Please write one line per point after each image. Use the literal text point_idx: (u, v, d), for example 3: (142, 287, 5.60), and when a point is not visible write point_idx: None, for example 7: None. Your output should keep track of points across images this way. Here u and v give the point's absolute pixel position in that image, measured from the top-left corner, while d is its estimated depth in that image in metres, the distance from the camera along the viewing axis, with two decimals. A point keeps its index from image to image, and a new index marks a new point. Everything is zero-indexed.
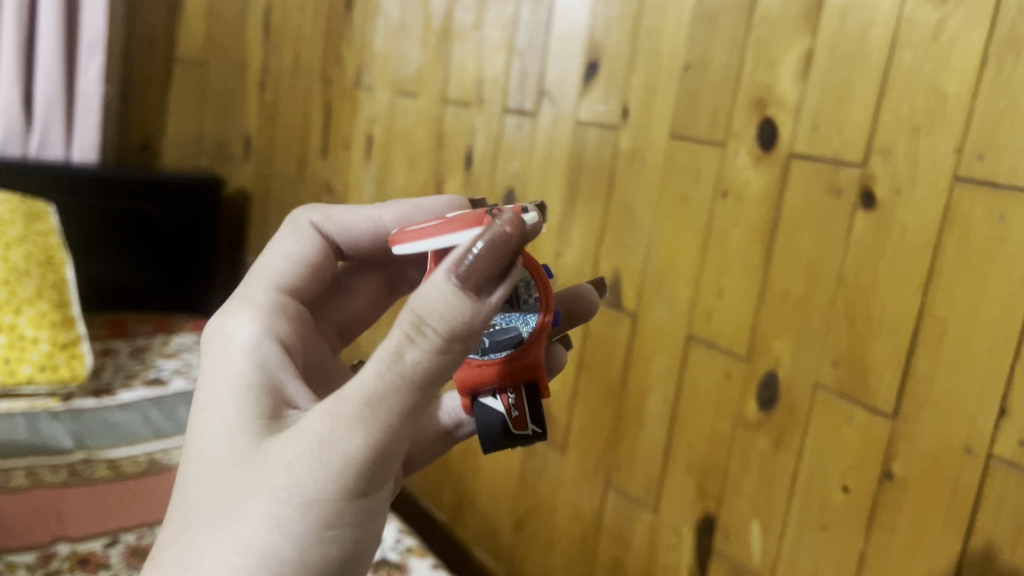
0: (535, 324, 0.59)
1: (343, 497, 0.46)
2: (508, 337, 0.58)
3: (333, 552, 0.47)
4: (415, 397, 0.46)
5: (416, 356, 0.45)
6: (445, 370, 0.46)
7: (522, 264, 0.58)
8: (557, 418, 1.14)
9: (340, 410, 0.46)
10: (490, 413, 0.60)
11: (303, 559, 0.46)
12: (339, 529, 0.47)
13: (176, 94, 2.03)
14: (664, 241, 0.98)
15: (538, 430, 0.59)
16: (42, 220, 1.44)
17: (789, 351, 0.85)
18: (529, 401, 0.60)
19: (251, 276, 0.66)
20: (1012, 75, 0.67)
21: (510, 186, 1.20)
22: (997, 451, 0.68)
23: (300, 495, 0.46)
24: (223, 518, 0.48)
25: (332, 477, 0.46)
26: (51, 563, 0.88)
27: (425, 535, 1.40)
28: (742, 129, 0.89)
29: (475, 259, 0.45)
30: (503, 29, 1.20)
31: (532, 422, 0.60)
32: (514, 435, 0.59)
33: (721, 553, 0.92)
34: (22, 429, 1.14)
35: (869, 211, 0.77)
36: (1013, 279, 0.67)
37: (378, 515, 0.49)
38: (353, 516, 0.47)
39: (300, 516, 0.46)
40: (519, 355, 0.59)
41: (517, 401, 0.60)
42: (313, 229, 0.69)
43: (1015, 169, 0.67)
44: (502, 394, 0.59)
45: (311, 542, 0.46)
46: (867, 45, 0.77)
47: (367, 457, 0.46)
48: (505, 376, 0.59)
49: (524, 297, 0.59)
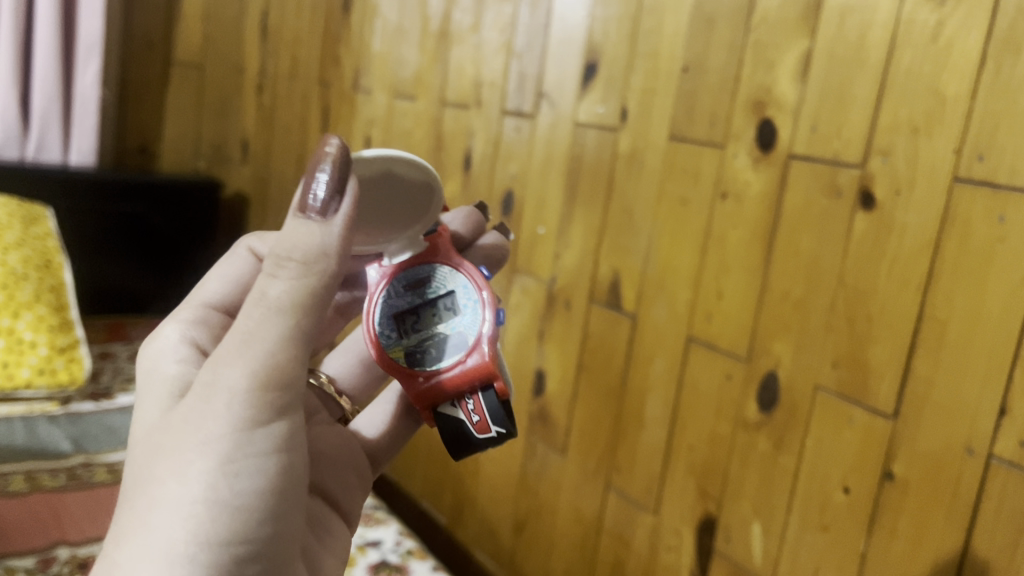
0: (474, 327, 0.65)
1: (239, 430, 0.50)
2: (451, 344, 0.65)
3: (239, 487, 0.50)
4: (290, 325, 0.50)
5: (282, 289, 0.50)
6: (317, 300, 0.51)
7: (457, 269, 0.67)
8: (556, 420, 1.14)
9: (225, 351, 0.51)
10: (451, 421, 0.64)
11: (213, 496, 0.49)
12: (243, 463, 0.50)
13: (173, 96, 2.03)
14: (664, 243, 0.98)
15: (501, 430, 0.62)
16: (38, 223, 1.44)
17: (789, 352, 0.85)
18: (487, 404, 0.63)
19: (186, 302, 0.68)
20: (1011, 75, 0.67)
21: (509, 189, 1.20)
22: (998, 452, 0.68)
23: (198, 436, 0.50)
24: (139, 476, 0.51)
25: (225, 410, 0.50)
26: (50, 567, 0.87)
27: (425, 537, 1.40)
28: (741, 130, 0.89)
29: (314, 182, 0.51)
30: (501, 31, 1.20)
31: (494, 423, 0.63)
32: (478, 439, 0.63)
33: (722, 555, 0.92)
34: (20, 433, 1.13)
35: (868, 211, 0.77)
36: (1014, 279, 0.67)
37: (287, 449, 0.52)
38: (257, 449, 0.50)
39: (201, 456, 0.49)
40: (466, 360, 0.64)
41: (473, 406, 0.64)
42: (252, 255, 0.70)
43: (1015, 170, 0.67)
44: (460, 401, 0.64)
45: (214, 480, 0.49)
46: (865, 47, 0.77)
47: (251, 387, 0.50)
48: (455, 384, 0.64)
49: (460, 306, 0.66)
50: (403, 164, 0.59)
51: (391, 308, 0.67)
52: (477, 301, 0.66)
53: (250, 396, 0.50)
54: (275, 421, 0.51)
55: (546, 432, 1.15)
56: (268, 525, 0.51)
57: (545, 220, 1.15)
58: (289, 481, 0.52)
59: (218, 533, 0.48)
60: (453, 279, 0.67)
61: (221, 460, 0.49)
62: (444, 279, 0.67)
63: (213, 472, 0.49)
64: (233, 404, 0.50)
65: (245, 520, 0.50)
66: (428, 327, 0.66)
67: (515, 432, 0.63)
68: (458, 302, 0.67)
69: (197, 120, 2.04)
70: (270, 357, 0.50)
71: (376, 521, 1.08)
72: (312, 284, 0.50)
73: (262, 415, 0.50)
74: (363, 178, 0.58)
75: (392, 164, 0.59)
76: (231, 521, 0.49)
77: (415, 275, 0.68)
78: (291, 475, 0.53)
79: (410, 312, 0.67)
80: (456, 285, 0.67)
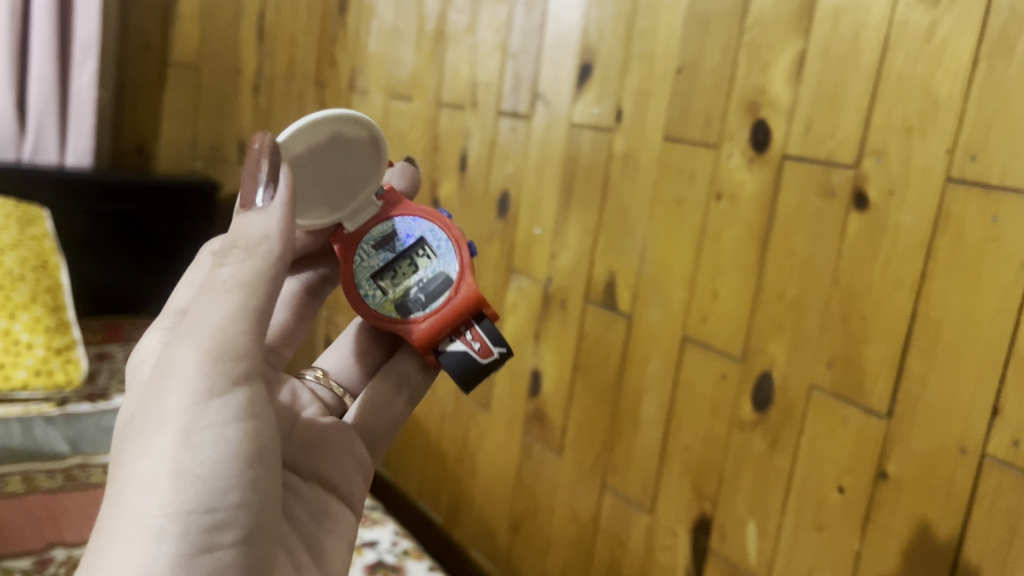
0: (449, 267, 0.70)
1: (195, 401, 0.50)
2: (436, 287, 0.69)
3: (201, 457, 0.49)
4: (241, 301, 0.51)
5: (230, 271, 0.52)
6: (267, 279, 0.52)
7: (422, 217, 0.71)
8: (552, 420, 1.14)
9: (179, 333, 0.51)
10: (455, 356, 0.67)
11: (176, 467, 0.49)
12: (203, 433, 0.49)
13: (169, 98, 2.00)
14: (659, 243, 0.98)
15: (503, 348, 0.67)
16: (35, 224, 1.43)
17: (784, 352, 0.85)
18: (484, 330, 0.68)
19: (163, 313, 0.67)
20: (1004, 75, 0.67)
21: (505, 190, 1.21)
22: (991, 451, 0.68)
23: (157, 414, 0.50)
24: (112, 467, 0.52)
25: (179, 386, 0.50)
26: (47, 568, 0.87)
27: (422, 538, 1.40)
28: (736, 131, 0.89)
29: (255, 178, 0.55)
30: (496, 32, 1.20)
31: (495, 345, 0.67)
32: (484, 364, 0.66)
33: (717, 554, 0.92)
34: (17, 434, 1.13)
35: (861, 212, 0.78)
36: (1007, 279, 0.67)
37: (250, 421, 0.51)
38: (217, 419, 0.50)
39: (161, 431, 0.49)
40: (453, 297, 0.68)
41: (472, 337, 0.67)
42: None
43: (1008, 170, 0.67)
44: (459, 335, 0.67)
45: (176, 451, 0.49)
46: (858, 48, 0.77)
47: (203, 361, 0.50)
48: (451, 319, 0.67)
49: (432, 254, 0.70)
50: (348, 124, 0.65)
51: (368, 269, 0.70)
52: (446, 244, 0.71)
53: (203, 370, 0.50)
54: (234, 393, 0.51)
55: (542, 431, 1.16)
56: (240, 498, 0.50)
57: (541, 221, 1.15)
58: (256, 453, 0.52)
59: (183, 507, 0.48)
60: (417, 230, 0.71)
61: (180, 435, 0.49)
62: (409, 228, 0.71)
63: (174, 448, 0.49)
64: (186, 379, 0.50)
65: (211, 492, 0.49)
66: (407, 278, 0.70)
67: (514, 349, 0.67)
68: (430, 250, 0.71)
69: (194, 121, 2.03)
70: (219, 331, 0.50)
71: (372, 521, 1.09)
72: (258, 262, 0.52)
73: (217, 386, 0.50)
74: (314, 144, 0.63)
75: (338, 126, 0.65)
76: (197, 494, 0.48)
77: (380, 236, 0.71)
78: (259, 447, 0.52)
79: (386, 270, 0.70)
80: (421, 235, 0.71)
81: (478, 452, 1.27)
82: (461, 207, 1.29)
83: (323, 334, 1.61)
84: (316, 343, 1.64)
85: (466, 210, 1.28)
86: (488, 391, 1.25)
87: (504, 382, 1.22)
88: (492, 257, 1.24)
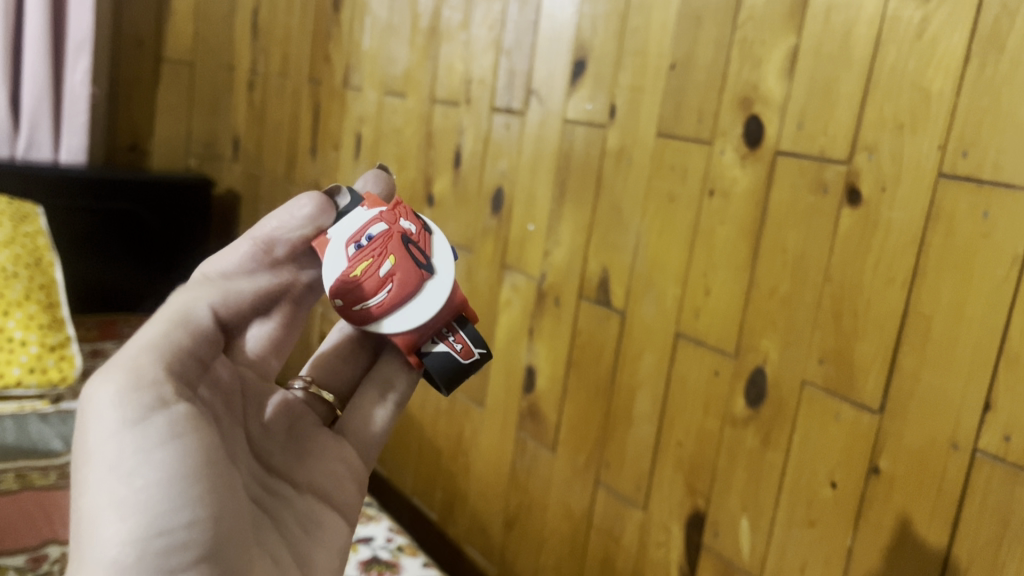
0: (436, 272, 0.65)
1: (125, 429, 0.50)
2: (424, 295, 0.65)
3: (140, 484, 0.49)
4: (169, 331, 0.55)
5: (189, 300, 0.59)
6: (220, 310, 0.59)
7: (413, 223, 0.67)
8: (546, 417, 1.14)
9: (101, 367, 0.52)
10: (437, 357, 0.66)
11: (119, 497, 0.49)
12: (137, 463, 0.49)
13: (164, 95, 1.99)
14: (652, 240, 0.98)
15: (484, 350, 0.67)
16: (29, 221, 1.42)
17: (777, 348, 0.85)
18: (464, 332, 0.67)
19: None
20: (995, 72, 0.67)
21: (499, 186, 1.20)
22: (983, 446, 0.69)
23: (87, 447, 0.50)
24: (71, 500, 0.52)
25: (102, 419, 0.50)
26: (40, 565, 0.87)
27: (416, 534, 1.40)
28: (728, 128, 0.89)
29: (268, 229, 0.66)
30: (490, 28, 1.20)
31: (475, 346, 0.67)
32: (466, 363, 0.66)
33: (710, 551, 0.92)
34: (11, 431, 1.13)
35: (854, 207, 0.78)
36: (997, 275, 0.68)
37: (187, 440, 0.51)
38: (151, 442, 0.50)
39: (94, 464, 0.50)
40: (441, 304, 0.65)
41: (454, 338, 0.67)
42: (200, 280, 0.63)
43: (999, 165, 0.67)
44: (441, 337, 0.66)
45: (114, 483, 0.49)
46: (849, 44, 0.77)
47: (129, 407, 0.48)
48: (435, 326, 0.66)
49: (419, 259, 0.65)
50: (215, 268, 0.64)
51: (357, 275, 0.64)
52: (432, 248, 0.66)
53: (124, 400, 0.50)
54: (159, 416, 0.51)
55: (536, 429, 1.16)
56: (194, 515, 0.50)
57: (535, 217, 1.15)
58: (199, 471, 0.51)
59: (132, 533, 0.48)
60: (402, 232, 0.65)
61: (116, 465, 0.49)
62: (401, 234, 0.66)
63: (111, 479, 0.49)
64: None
65: (159, 515, 0.49)
66: None
67: (493, 350, 0.68)
68: (417, 253, 0.65)
69: (188, 118, 2.02)
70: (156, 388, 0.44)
71: (367, 518, 1.09)
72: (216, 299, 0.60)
73: (139, 414, 0.50)
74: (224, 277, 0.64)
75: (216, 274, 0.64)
76: (143, 520, 0.48)
77: (369, 238, 0.64)
78: (201, 465, 0.52)
79: None
80: (404, 236, 0.65)
81: (473, 447, 1.27)
82: (454, 205, 1.29)
83: (319, 331, 1.61)
84: (311, 340, 1.64)
85: (460, 207, 1.28)
86: (483, 388, 1.25)
87: (500, 379, 1.22)
88: (486, 254, 1.24)
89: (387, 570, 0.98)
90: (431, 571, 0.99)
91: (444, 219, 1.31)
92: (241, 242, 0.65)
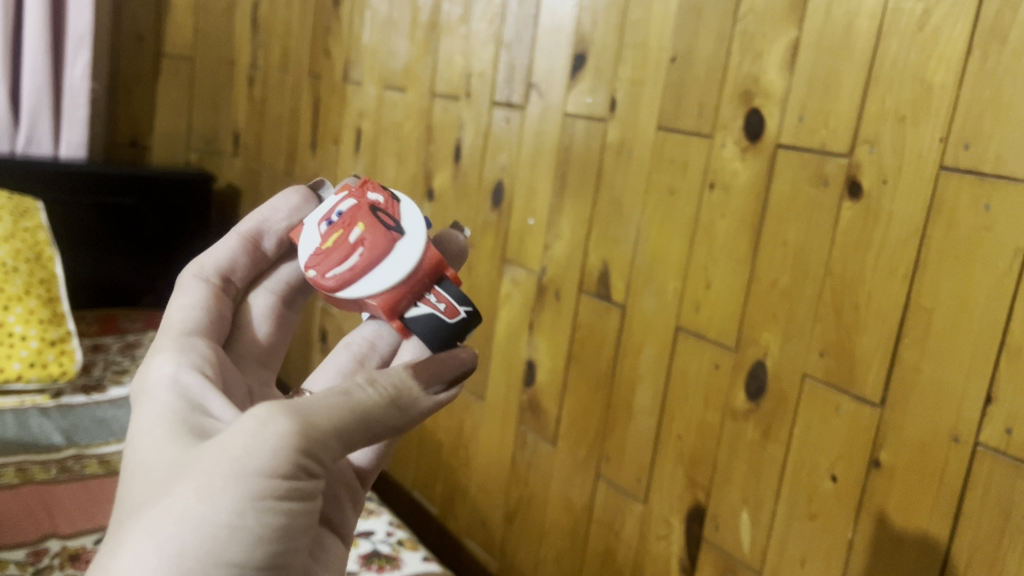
0: (407, 232, 0.62)
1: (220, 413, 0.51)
2: (396, 253, 0.61)
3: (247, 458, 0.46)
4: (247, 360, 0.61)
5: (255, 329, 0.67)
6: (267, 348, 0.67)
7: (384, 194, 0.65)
8: (546, 411, 1.14)
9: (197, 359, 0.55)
10: (420, 321, 0.60)
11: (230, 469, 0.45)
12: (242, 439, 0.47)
13: (164, 90, 1.99)
14: (652, 233, 0.98)
15: (469, 307, 0.60)
16: (30, 216, 1.41)
17: (777, 341, 0.85)
18: (446, 291, 0.61)
19: (162, 332, 0.58)
20: (996, 64, 0.67)
21: (499, 180, 1.20)
22: (984, 439, 0.69)
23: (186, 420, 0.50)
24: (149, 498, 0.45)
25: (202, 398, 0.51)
26: (41, 560, 0.87)
27: (416, 527, 1.41)
28: (729, 120, 0.89)
29: (261, 221, 0.68)
30: (490, 22, 1.20)
31: (460, 304, 0.60)
32: (452, 324, 0.60)
33: (710, 543, 0.92)
34: (12, 425, 1.14)
35: (854, 200, 0.78)
36: (999, 268, 0.67)
37: None
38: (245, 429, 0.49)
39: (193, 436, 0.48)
40: (414, 261, 0.60)
41: (435, 297, 0.60)
42: (200, 281, 0.63)
43: (1001, 157, 0.67)
44: (420, 299, 0.60)
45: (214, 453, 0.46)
46: (851, 36, 0.77)
47: (212, 437, 0.47)
48: (411, 283, 0.60)
49: (388, 223, 0.62)
50: (219, 272, 0.65)
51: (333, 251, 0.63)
52: (403, 212, 0.63)
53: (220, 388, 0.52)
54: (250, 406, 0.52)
55: (536, 422, 1.16)
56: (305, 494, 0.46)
57: (535, 212, 1.15)
58: None
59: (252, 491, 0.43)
60: (370, 202, 0.64)
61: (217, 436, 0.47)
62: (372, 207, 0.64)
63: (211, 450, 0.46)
64: (207, 482, 0.43)
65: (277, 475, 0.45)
66: None
67: (480, 308, 0.60)
68: (386, 219, 0.63)
69: (188, 113, 2.02)
70: (272, 455, 0.43)
71: (368, 512, 1.09)
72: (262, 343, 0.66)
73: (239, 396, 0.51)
74: (233, 280, 0.66)
75: (227, 277, 0.66)
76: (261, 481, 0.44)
77: (339, 213, 0.64)
78: None
79: None
80: (372, 206, 0.63)
81: (474, 441, 1.28)
82: (454, 200, 1.29)
83: (319, 326, 1.61)
84: (311, 334, 1.64)
85: (460, 202, 1.28)
86: (483, 382, 1.25)
87: (499, 374, 1.22)
88: (486, 248, 1.24)
89: (387, 564, 0.98)
90: (432, 565, 0.99)
91: (444, 214, 1.31)
92: (229, 237, 0.67)
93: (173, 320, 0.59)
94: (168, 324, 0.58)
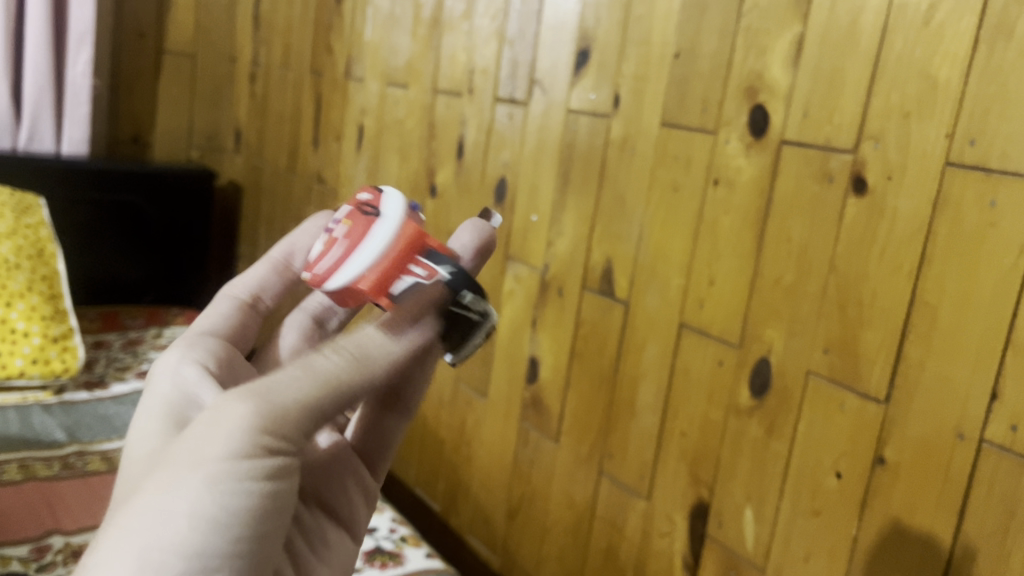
0: (385, 214, 0.57)
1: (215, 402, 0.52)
2: (370, 233, 0.56)
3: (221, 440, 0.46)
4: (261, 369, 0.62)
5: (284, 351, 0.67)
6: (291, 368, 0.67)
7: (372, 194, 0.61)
8: (549, 407, 1.14)
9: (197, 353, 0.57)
10: (406, 295, 0.54)
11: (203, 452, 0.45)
12: None
13: (165, 87, 1.98)
14: (656, 229, 0.98)
15: (448, 267, 0.53)
16: (31, 213, 1.41)
17: (781, 337, 0.85)
18: (428, 258, 0.55)
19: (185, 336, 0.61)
20: (1003, 60, 0.67)
21: (502, 177, 1.20)
22: (989, 436, 0.68)
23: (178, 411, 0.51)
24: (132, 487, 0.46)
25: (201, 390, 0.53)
26: (44, 556, 0.87)
27: (419, 524, 1.41)
28: (733, 116, 0.89)
29: (293, 245, 0.66)
30: (493, 18, 1.20)
31: (441, 267, 0.54)
32: (436, 288, 0.53)
33: (714, 540, 0.92)
34: (15, 422, 1.14)
35: (859, 196, 0.77)
36: (1005, 264, 0.67)
37: None
38: None
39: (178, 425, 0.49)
40: (389, 238, 0.55)
41: (415, 266, 0.54)
42: (232, 300, 0.64)
43: (1007, 153, 0.67)
44: (406, 273, 0.54)
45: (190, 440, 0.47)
46: (856, 31, 0.77)
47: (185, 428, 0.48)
48: (391, 257, 0.54)
49: (366, 210, 0.58)
50: (252, 294, 0.65)
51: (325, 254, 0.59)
52: (381, 196, 0.59)
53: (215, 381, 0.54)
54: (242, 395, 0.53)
55: (539, 419, 1.16)
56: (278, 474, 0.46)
57: (538, 208, 1.15)
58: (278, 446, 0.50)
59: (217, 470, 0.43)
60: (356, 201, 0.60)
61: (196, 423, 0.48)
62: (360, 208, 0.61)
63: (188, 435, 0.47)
64: (174, 464, 0.44)
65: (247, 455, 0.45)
66: None
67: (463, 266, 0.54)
68: (367, 209, 0.58)
69: (190, 110, 2.02)
70: (234, 436, 0.43)
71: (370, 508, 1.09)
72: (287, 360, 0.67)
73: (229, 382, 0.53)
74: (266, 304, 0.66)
75: (258, 299, 0.65)
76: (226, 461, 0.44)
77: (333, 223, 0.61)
78: None
79: None
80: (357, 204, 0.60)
81: (476, 437, 1.28)
82: (457, 196, 1.29)
83: None
84: None
85: (462, 198, 1.28)
86: (486, 379, 1.25)
87: (502, 371, 1.22)
88: None
89: (391, 561, 0.98)
90: (435, 561, 0.99)
91: (446, 210, 1.31)
92: (265, 259, 0.66)
93: (197, 327, 0.62)
94: (191, 329, 0.61)
